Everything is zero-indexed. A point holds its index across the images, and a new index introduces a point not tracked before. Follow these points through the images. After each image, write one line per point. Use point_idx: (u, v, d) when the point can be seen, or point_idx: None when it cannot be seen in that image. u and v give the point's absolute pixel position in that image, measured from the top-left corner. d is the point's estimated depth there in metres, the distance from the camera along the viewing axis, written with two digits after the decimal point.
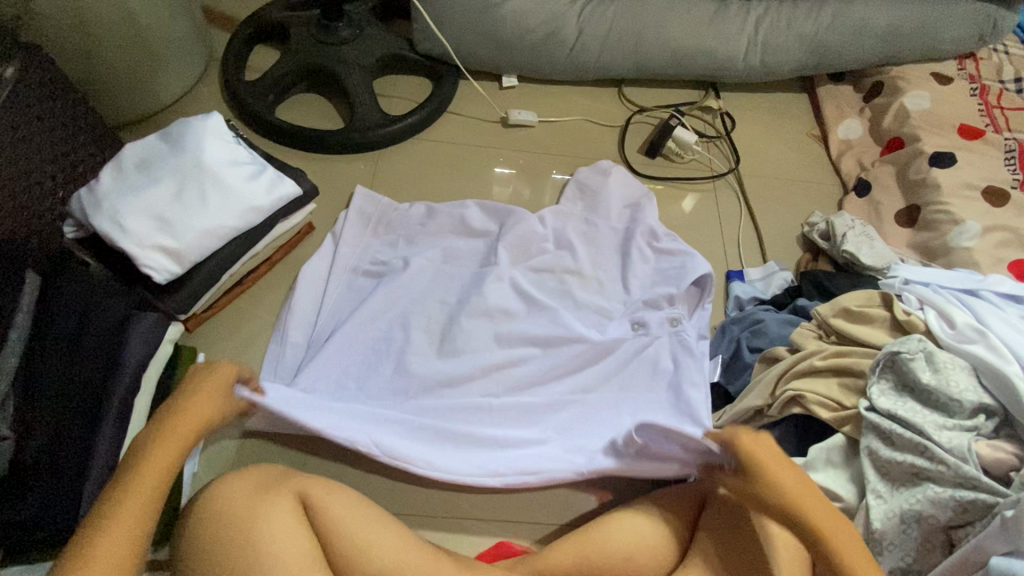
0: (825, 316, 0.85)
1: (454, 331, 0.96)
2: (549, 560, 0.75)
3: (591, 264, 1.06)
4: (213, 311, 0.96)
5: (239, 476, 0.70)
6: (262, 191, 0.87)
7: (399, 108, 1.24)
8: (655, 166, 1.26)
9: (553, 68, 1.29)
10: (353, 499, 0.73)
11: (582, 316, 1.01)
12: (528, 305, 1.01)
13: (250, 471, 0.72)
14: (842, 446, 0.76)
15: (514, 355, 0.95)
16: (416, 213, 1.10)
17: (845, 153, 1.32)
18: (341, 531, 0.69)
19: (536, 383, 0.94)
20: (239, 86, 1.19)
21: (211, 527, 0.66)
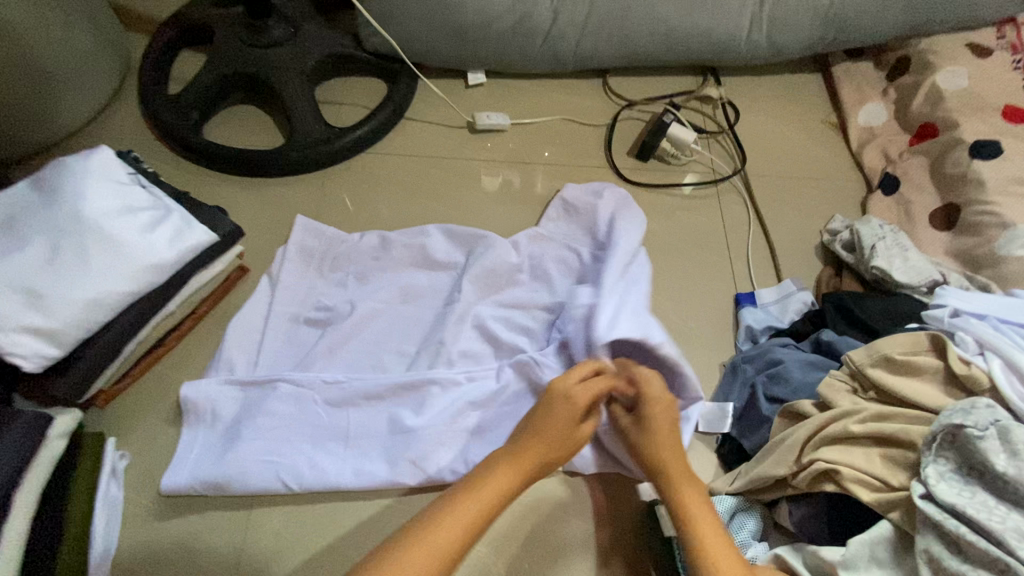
0: (861, 365, 0.70)
1: (407, 392, 0.82)
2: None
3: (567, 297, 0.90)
4: (127, 382, 0.80)
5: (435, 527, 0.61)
6: (163, 244, 0.71)
7: (348, 117, 1.07)
8: (648, 171, 1.09)
9: (525, 60, 1.11)
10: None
11: (549, 365, 0.83)
12: (498, 353, 0.87)
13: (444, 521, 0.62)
14: (889, 538, 0.61)
15: (472, 419, 0.81)
16: (368, 244, 0.93)
17: (868, 143, 1.14)
18: None
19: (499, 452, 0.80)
20: (158, 102, 1.02)
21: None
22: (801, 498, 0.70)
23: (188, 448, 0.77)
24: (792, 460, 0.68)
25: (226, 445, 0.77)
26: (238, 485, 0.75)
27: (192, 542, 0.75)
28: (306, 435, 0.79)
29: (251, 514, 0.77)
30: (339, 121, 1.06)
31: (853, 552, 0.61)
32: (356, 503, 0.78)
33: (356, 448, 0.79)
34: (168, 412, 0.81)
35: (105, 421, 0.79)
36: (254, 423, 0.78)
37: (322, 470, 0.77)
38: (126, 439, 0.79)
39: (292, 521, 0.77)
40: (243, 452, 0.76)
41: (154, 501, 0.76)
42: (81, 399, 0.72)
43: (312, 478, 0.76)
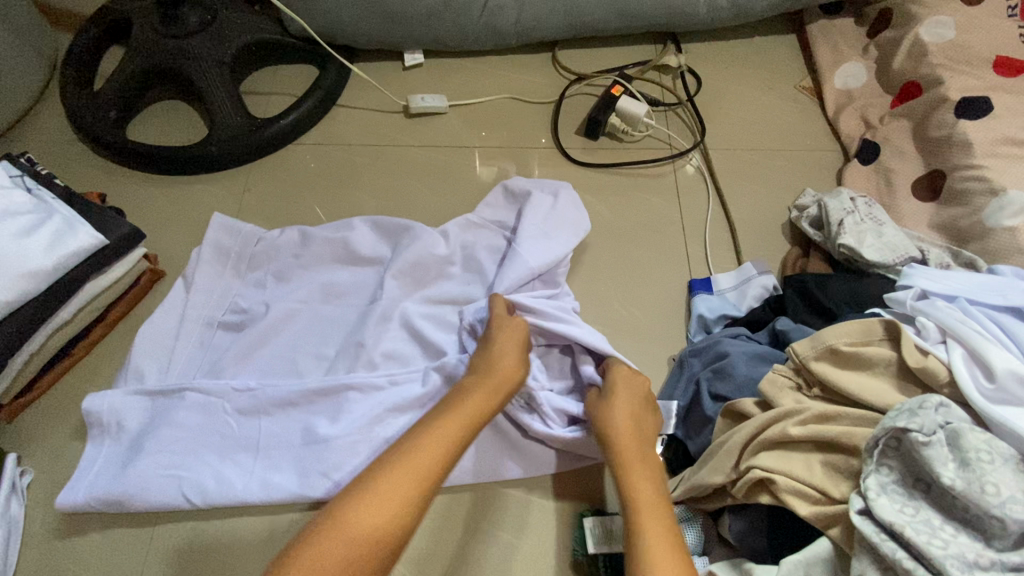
0: (805, 358, 0.61)
1: (322, 398, 0.76)
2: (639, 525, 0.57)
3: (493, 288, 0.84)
4: (33, 394, 0.77)
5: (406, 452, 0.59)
6: (42, 248, 0.68)
7: (276, 107, 1.01)
8: (598, 150, 1.01)
9: (463, 36, 1.03)
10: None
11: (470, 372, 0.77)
12: (426, 353, 0.80)
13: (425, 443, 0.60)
14: (827, 560, 0.53)
15: (389, 422, 0.75)
16: (288, 240, 0.88)
17: (845, 108, 1.03)
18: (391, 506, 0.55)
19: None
20: (77, 100, 0.98)
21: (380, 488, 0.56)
22: (741, 508, 0.62)
23: (89, 463, 0.73)
24: (729, 467, 0.60)
25: (129, 458, 0.73)
26: (139, 502, 0.71)
27: (95, 560, 0.71)
28: (214, 446, 0.74)
29: (155, 532, 0.73)
30: (267, 112, 1.01)
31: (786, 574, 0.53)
32: (269, 518, 0.73)
33: (268, 459, 0.74)
34: (75, 425, 0.77)
35: (10, 436, 0.76)
36: (160, 430, 0.73)
37: (229, 484, 0.72)
38: (31, 454, 0.76)
39: (199, 538, 0.72)
40: (145, 465, 0.72)
41: (58, 519, 0.73)
42: None
43: (217, 491, 0.72)
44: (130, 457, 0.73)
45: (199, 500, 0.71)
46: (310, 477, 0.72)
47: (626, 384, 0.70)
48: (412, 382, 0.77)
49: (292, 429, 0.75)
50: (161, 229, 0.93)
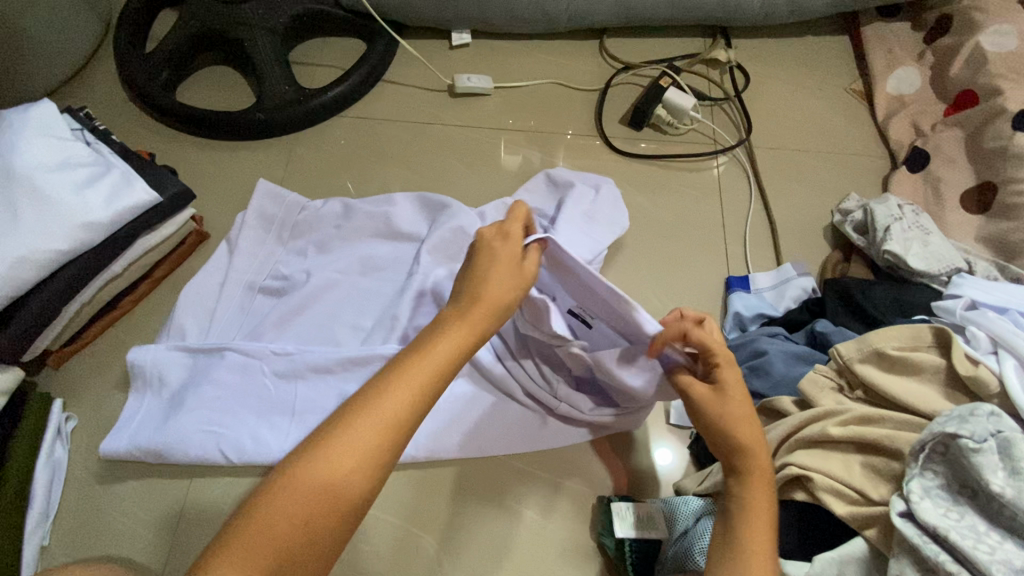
0: (848, 360, 0.61)
1: (357, 366, 0.77)
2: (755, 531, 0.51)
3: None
4: (79, 344, 0.79)
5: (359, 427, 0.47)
6: (99, 200, 0.68)
7: (322, 79, 1.02)
8: (641, 140, 1.00)
9: (513, 18, 1.03)
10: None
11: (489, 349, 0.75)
12: None
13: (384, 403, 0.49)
14: (861, 560, 0.53)
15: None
16: (331, 211, 0.89)
17: (896, 113, 1.01)
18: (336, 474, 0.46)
19: (450, 430, 0.73)
20: (130, 60, 0.99)
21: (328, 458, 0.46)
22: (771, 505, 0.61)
23: (131, 414, 0.75)
24: None
25: (170, 411, 0.74)
26: (179, 454, 0.73)
27: (133, 507, 0.73)
28: (248, 407, 0.75)
29: (192, 485, 0.75)
30: (314, 83, 1.02)
31: (818, 570, 0.53)
32: None
33: (305, 422, 0.75)
34: (119, 377, 0.80)
35: (57, 382, 0.79)
36: (202, 387, 0.75)
37: (264, 443, 0.73)
38: (76, 402, 0.78)
39: (233, 493, 0.74)
40: (185, 420, 0.73)
41: (100, 465, 0.75)
42: (27, 356, 0.71)
43: (254, 449, 0.73)
44: (171, 409, 0.75)
45: (237, 458, 0.73)
46: None
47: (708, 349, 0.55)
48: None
49: (326, 396, 0.76)
50: (206, 192, 0.94)
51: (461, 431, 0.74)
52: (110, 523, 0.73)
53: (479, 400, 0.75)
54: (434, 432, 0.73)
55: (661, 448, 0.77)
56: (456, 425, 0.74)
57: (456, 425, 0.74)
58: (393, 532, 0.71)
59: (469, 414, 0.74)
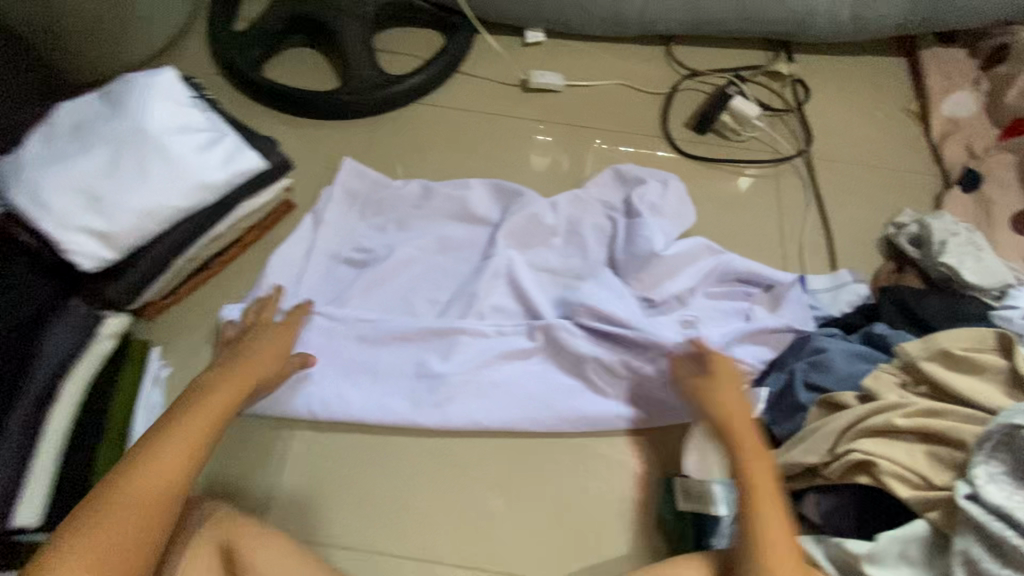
0: (914, 358, 0.65)
1: (438, 338, 0.81)
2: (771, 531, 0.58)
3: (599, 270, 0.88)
4: (174, 298, 0.84)
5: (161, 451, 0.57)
6: (217, 164, 0.73)
7: (403, 66, 1.07)
8: (704, 144, 1.04)
9: (587, 21, 1.08)
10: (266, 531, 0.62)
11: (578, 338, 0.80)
12: (529, 312, 0.84)
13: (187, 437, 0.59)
14: (923, 538, 0.57)
15: (498, 369, 0.80)
16: (410, 192, 0.93)
17: (950, 135, 1.06)
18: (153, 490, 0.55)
19: (532, 412, 0.78)
20: (223, 37, 1.04)
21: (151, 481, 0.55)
22: (830, 489, 0.65)
23: None
24: (825, 449, 0.64)
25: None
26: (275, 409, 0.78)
27: (220, 453, 0.78)
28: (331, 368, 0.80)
29: (277, 437, 0.79)
30: (395, 70, 1.07)
31: (881, 545, 0.58)
32: (377, 438, 0.79)
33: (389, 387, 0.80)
34: (207, 331, 0.84)
35: (152, 333, 0.84)
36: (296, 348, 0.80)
37: (347, 403, 0.78)
38: (169, 352, 0.82)
39: (314, 446, 0.79)
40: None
41: None
42: (132, 305, 0.75)
43: (339, 408, 0.78)
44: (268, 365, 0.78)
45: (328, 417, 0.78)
46: (431, 411, 0.78)
47: (877, 374, 0.67)
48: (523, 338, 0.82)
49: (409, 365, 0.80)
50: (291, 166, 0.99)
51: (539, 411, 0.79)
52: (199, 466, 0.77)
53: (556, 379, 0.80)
54: (510, 413, 0.78)
55: (665, 455, 0.78)
56: (536, 407, 0.79)
57: (537, 404, 0.79)
58: (466, 491, 0.77)
59: (551, 396, 0.79)
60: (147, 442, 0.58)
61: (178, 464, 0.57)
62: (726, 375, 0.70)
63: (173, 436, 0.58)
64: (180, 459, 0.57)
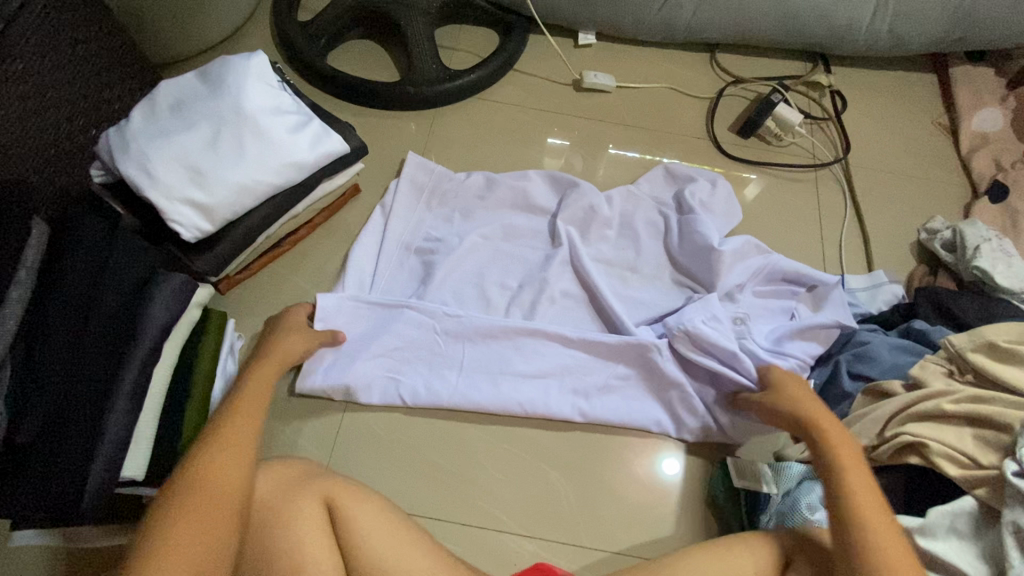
0: (961, 349, 0.71)
1: (520, 335, 0.84)
2: (862, 510, 0.58)
3: (653, 263, 0.93)
4: (248, 273, 0.87)
5: (221, 449, 0.58)
6: (305, 145, 0.77)
7: (462, 62, 1.11)
8: (747, 148, 1.09)
9: (639, 26, 1.12)
10: (354, 486, 0.64)
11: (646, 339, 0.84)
12: (591, 305, 0.89)
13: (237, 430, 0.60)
14: (972, 513, 0.62)
15: (563, 357, 0.84)
16: (474, 182, 0.97)
17: (980, 149, 1.11)
18: (225, 484, 0.56)
19: (606, 404, 0.83)
20: (289, 25, 1.07)
21: (217, 477, 0.56)
22: (877, 471, 0.72)
23: (318, 358, 0.81)
24: (875, 433, 0.71)
25: (350, 358, 0.82)
26: (362, 395, 0.81)
27: (291, 422, 0.81)
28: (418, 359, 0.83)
29: (346, 413, 0.82)
30: (454, 65, 1.11)
31: (932, 519, 0.62)
32: (441, 413, 0.83)
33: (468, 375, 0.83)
34: (278, 306, 0.88)
35: (225, 306, 0.87)
36: (381, 338, 0.83)
37: (438, 390, 0.82)
38: (242, 325, 0.86)
39: (380, 420, 0.82)
40: (371, 367, 0.82)
41: None
42: (213, 277, 0.79)
43: (434, 396, 0.81)
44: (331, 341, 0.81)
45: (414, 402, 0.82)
46: (513, 394, 0.82)
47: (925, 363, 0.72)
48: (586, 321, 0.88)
49: (491, 357, 0.83)
50: None
51: (611, 407, 0.83)
52: (272, 433, 0.80)
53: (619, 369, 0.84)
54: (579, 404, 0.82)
55: (667, 459, 0.82)
56: (602, 398, 0.83)
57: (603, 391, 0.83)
58: (527, 466, 0.80)
59: (612, 394, 0.83)
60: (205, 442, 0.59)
61: (238, 458, 0.58)
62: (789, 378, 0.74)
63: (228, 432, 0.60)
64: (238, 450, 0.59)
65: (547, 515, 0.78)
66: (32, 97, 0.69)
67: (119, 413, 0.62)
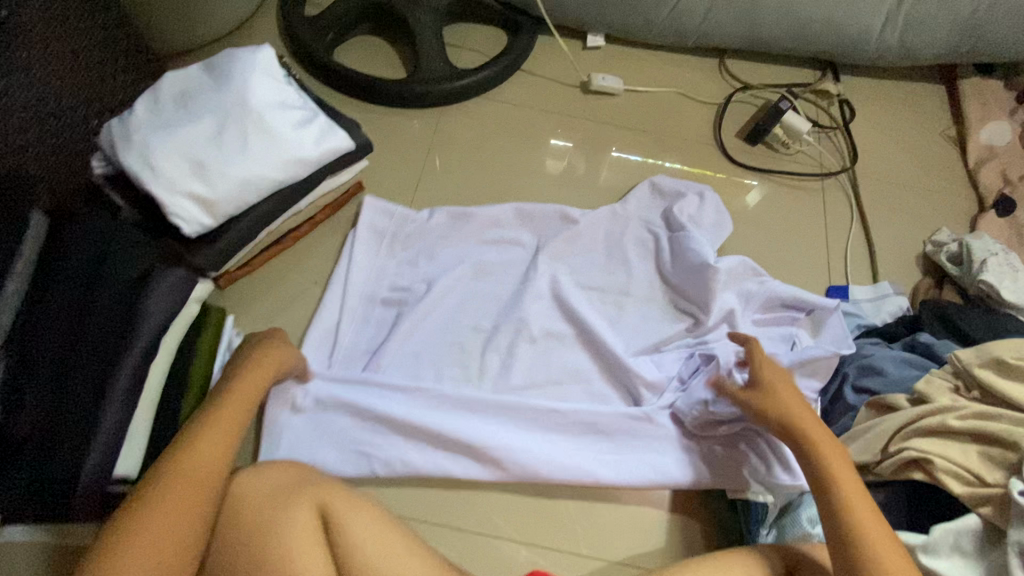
0: (968, 364, 0.70)
1: (501, 380, 0.83)
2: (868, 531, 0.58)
3: (646, 284, 0.91)
4: (248, 269, 0.86)
5: (196, 450, 0.58)
6: (309, 141, 0.76)
7: (469, 61, 1.10)
8: (755, 155, 1.09)
9: (648, 30, 1.12)
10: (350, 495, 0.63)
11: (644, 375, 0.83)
12: (578, 333, 0.87)
13: (214, 432, 0.60)
14: (976, 531, 0.61)
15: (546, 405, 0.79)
16: (438, 222, 0.92)
17: (987, 162, 1.11)
18: (199, 489, 0.57)
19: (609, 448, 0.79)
20: (297, 18, 1.06)
21: (191, 481, 0.57)
22: (877, 485, 0.71)
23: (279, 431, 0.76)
24: (878, 448, 0.69)
25: (317, 428, 0.77)
26: (330, 470, 0.75)
27: None
28: (387, 425, 0.77)
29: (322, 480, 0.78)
30: (462, 64, 1.10)
31: (935, 536, 0.62)
32: None
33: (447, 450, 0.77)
34: (278, 303, 0.87)
35: (224, 302, 0.86)
36: (346, 415, 0.77)
37: (405, 461, 0.76)
38: (240, 322, 0.84)
39: None
40: (340, 431, 0.77)
41: None
42: (214, 273, 0.77)
43: (406, 470, 0.76)
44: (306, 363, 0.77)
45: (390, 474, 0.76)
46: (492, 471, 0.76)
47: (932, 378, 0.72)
48: (578, 355, 0.86)
49: (470, 430, 0.77)
50: None
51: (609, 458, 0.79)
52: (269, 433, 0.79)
53: (599, 390, 0.84)
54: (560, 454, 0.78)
55: None
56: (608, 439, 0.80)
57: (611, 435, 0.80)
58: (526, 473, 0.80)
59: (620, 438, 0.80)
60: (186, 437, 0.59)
61: (216, 462, 0.59)
62: (779, 381, 0.70)
63: (210, 433, 0.60)
64: (215, 454, 0.59)
65: (545, 524, 0.77)
66: (31, 84, 0.68)
67: (114, 410, 0.61)
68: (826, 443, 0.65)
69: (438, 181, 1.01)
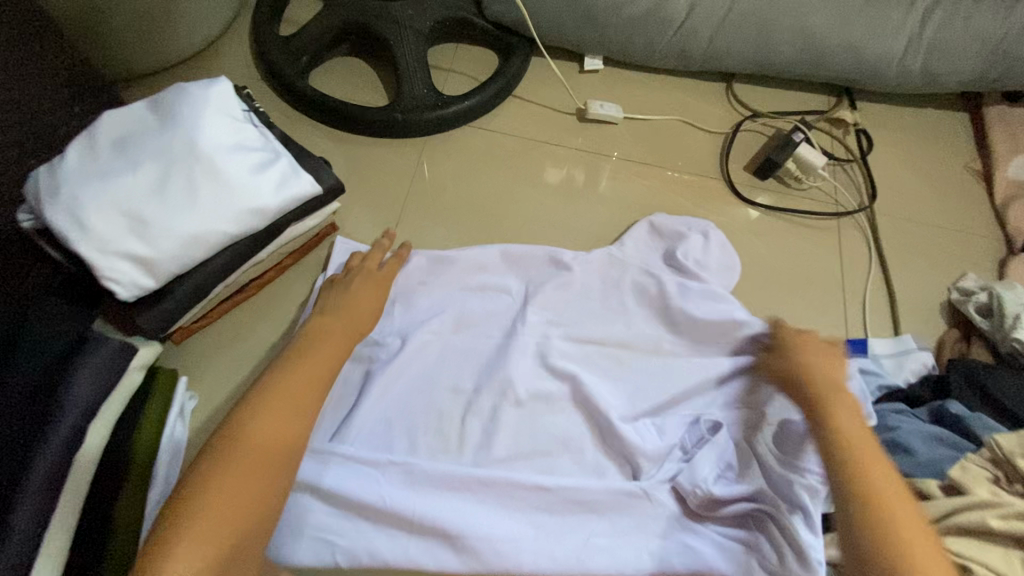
0: (1011, 453, 0.64)
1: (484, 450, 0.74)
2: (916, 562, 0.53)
3: (644, 336, 0.83)
4: (206, 322, 0.78)
5: (272, 418, 0.59)
6: (269, 187, 0.68)
7: (457, 86, 1.02)
8: (765, 191, 1.00)
9: (651, 54, 1.03)
10: None
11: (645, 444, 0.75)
12: (570, 393, 0.79)
13: (287, 403, 0.61)
14: None
15: (533, 478, 0.71)
16: (418, 265, 0.85)
17: (1017, 199, 1.02)
18: (273, 454, 0.57)
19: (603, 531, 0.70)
20: (268, 40, 0.98)
21: (265, 448, 0.57)
22: None
23: None
24: None
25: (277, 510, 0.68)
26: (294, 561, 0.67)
27: None
28: (350, 505, 0.68)
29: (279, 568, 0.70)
30: (448, 89, 1.02)
31: None
32: None
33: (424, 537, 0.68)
34: (239, 360, 0.78)
35: (179, 359, 0.78)
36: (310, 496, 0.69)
37: (374, 550, 0.67)
38: (196, 383, 0.76)
39: None
40: (299, 512, 0.68)
41: None
42: (163, 334, 0.69)
43: (376, 562, 0.67)
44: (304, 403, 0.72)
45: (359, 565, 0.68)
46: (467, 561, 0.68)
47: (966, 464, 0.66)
48: (568, 420, 0.77)
49: (443, 511, 0.69)
50: None
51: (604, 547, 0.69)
52: None
53: (592, 461, 0.76)
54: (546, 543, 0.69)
55: None
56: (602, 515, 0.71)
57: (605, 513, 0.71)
58: None
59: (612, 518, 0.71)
60: (263, 399, 0.60)
61: (295, 429, 0.60)
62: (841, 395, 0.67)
63: (286, 401, 0.61)
64: (292, 420, 0.60)
65: None
66: None
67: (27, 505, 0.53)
68: (879, 467, 0.59)
69: (420, 220, 0.92)
